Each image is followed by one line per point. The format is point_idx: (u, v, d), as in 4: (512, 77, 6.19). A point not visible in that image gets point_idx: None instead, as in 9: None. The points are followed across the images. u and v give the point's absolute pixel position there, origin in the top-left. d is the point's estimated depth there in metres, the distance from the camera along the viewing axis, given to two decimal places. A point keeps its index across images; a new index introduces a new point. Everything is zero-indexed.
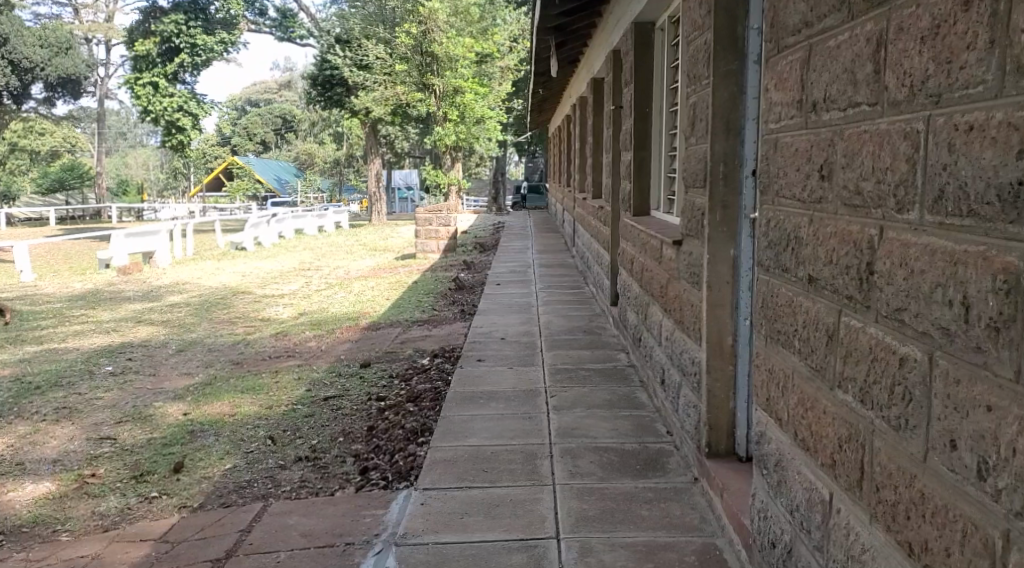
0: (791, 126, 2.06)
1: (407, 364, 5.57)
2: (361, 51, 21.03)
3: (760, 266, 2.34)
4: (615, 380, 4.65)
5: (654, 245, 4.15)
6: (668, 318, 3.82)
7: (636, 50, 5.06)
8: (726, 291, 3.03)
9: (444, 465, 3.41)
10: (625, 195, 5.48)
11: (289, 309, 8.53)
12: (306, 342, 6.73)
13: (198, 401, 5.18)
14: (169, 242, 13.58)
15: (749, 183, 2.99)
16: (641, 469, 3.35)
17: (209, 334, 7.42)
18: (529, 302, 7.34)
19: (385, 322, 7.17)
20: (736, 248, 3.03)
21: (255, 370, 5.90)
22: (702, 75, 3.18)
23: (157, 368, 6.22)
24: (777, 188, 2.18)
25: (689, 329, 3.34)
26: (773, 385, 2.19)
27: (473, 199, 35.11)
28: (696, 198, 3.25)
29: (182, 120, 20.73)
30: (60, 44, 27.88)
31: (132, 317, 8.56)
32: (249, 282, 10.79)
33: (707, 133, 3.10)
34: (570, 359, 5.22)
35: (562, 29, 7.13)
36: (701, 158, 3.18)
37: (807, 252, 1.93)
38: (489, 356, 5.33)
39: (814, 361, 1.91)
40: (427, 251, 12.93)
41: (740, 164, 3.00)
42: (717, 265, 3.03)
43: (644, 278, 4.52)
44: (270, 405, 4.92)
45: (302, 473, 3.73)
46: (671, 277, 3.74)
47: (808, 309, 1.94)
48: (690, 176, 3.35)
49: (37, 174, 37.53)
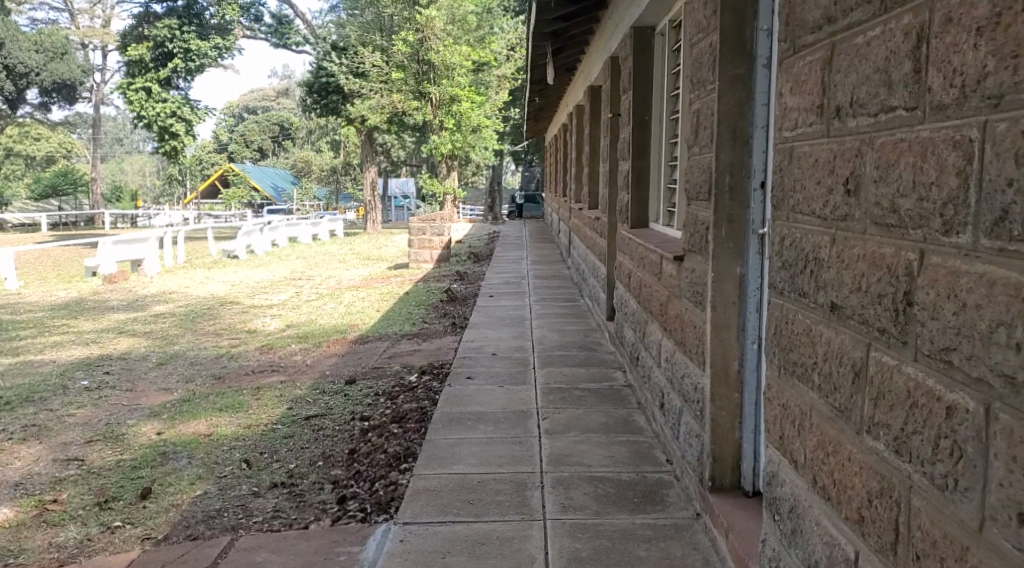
0: (811, 134, 1.85)
1: (394, 380, 5.33)
2: (357, 59, 20.86)
3: (773, 289, 2.13)
4: (611, 401, 4.43)
5: (654, 259, 3.94)
6: (667, 339, 3.60)
7: (635, 56, 4.88)
8: (732, 313, 2.83)
9: (428, 495, 3.18)
10: (623, 207, 5.27)
11: (277, 321, 8.29)
12: (291, 356, 6.49)
13: (173, 420, 4.93)
14: (158, 250, 13.34)
15: (758, 197, 2.78)
16: (639, 502, 3.12)
17: (192, 347, 7.17)
18: (522, 316, 7.12)
19: (374, 335, 6.94)
20: (743, 266, 2.81)
21: (236, 386, 5.66)
22: (706, 80, 2.98)
23: (135, 384, 5.97)
24: (793, 203, 1.97)
25: (691, 352, 3.13)
26: (788, 422, 1.98)
27: (471, 208, 34.93)
28: (700, 211, 3.04)
29: (175, 126, 20.45)
30: (56, 49, 27.53)
31: (114, 328, 8.31)
32: (237, 292, 10.55)
33: (712, 141, 2.90)
34: (564, 378, 4.99)
35: (559, 35, 6.95)
36: (704, 168, 2.98)
37: (830, 275, 1.71)
38: (480, 374, 5.10)
39: (837, 400, 1.69)
40: (420, 261, 12.66)
41: (748, 174, 2.79)
42: (722, 284, 2.83)
43: (643, 294, 4.31)
44: (248, 424, 4.68)
45: (276, 502, 3.50)
46: (671, 295, 3.53)
47: (830, 340, 1.72)
48: (693, 187, 3.13)
49: (30, 180, 37.27)
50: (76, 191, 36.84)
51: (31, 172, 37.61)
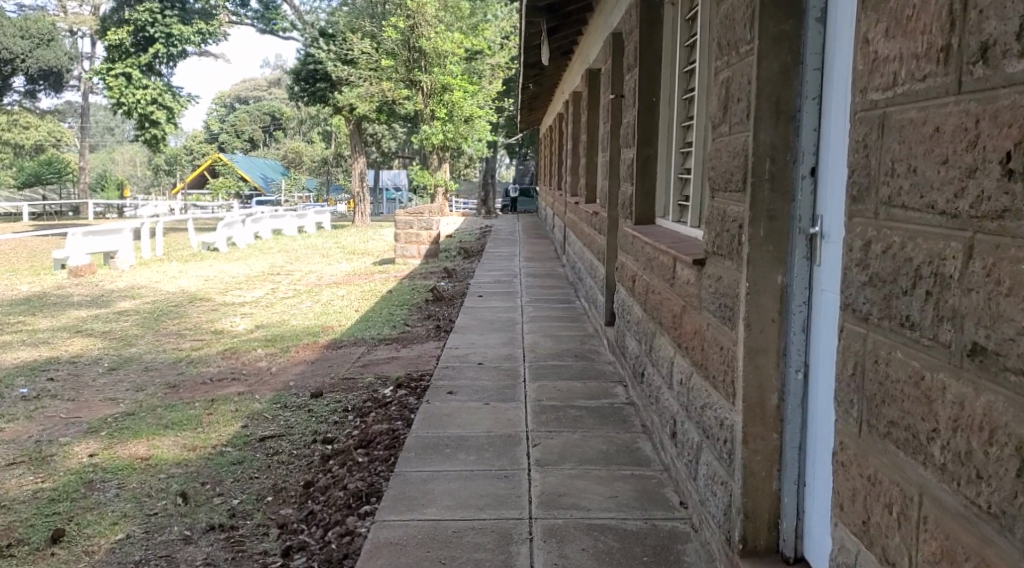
0: (929, 89, 1.27)
1: (366, 394, 4.72)
2: (346, 45, 20.03)
3: (850, 316, 1.54)
4: (612, 423, 3.84)
5: (665, 263, 3.34)
6: (682, 358, 3.01)
7: (644, 28, 4.29)
8: (770, 334, 2.25)
9: (392, 551, 2.59)
10: (625, 200, 4.69)
11: (247, 321, 7.67)
12: (256, 362, 5.85)
13: (111, 438, 4.30)
14: (132, 242, 12.66)
15: (807, 186, 2.19)
16: (650, 563, 2.53)
17: (150, 350, 6.52)
18: (512, 319, 6.53)
19: (349, 339, 6.33)
20: (785, 274, 2.23)
21: (189, 398, 5.05)
22: (739, 41, 2.38)
23: (77, 393, 5.33)
24: (890, 193, 1.39)
25: (713, 379, 2.54)
26: (878, 505, 1.40)
27: (464, 202, 34.27)
28: (728, 206, 2.46)
29: (156, 113, 19.78)
30: (41, 35, 26.67)
31: (70, 326, 7.65)
32: (210, 288, 9.90)
33: (747, 115, 2.31)
34: (558, 394, 4.39)
35: (555, 11, 6.33)
36: (736, 150, 2.39)
37: (971, 300, 1.14)
38: (462, 388, 4.49)
39: (980, 494, 1.12)
40: (407, 256, 12.06)
41: (794, 159, 2.20)
42: (760, 296, 2.25)
43: (649, 301, 3.73)
44: (194, 446, 4.08)
45: (210, 550, 2.92)
46: (687, 307, 2.94)
47: (966, 398, 1.15)
48: (720, 175, 2.54)
49: (14, 168, 36.42)
50: (62, 180, 36.06)
51: (18, 159, 36.81)
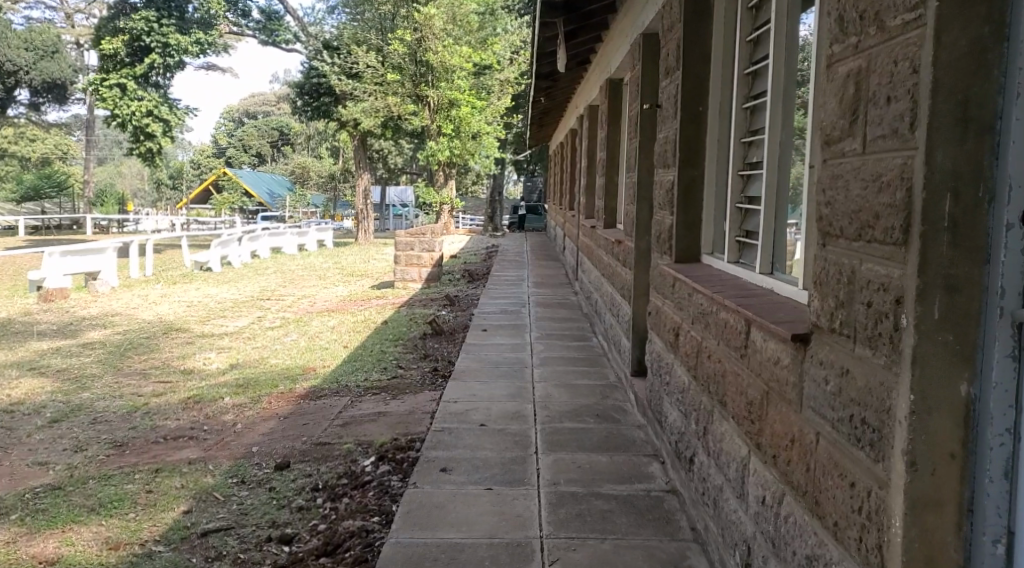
0: None
1: (342, 467, 3.86)
2: (350, 58, 18.90)
3: None
4: (651, 526, 2.98)
5: (731, 325, 2.48)
6: (767, 470, 2.14)
7: (688, 22, 3.43)
8: (946, 479, 1.36)
9: None
10: (661, 232, 3.83)
11: (222, 358, 6.82)
12: (221, 415, 4.99)
13: (19, 526, 3.41)
14: (116, 261, 11.89)
15: (1017, 238, 1.28)
16: None
17: (105, 395, 5.66)
18: (520, 362, 5.66)
19: (331, 387, 5.47)
20: (974, 384, 1.33)
21: (132, 464, 4.18)
22: (888, 8, 1.52)
23: (3, 455, 4.45)
24: None
25: (833, 526, 1.68)
26: None
27: (472, 219, 33.59)
28: (861, 263, 1.61)
29: (151, 126, 19.00)
30: (46, 48, 26.08)
31: (24, 362, 6.78)
32: (189, 315, 9.06)
33: (906, 123, 1.45)
34: (579, 473, 3.53)
35: (575, 10, 5.49)
36: (881, 174, 1.53)
37: None
38: (459, 464, 3.61)
39: None
40: (407, 280, 11.19)
41: (991, 194, 1.30)
42: (932, 416, 1.39)
43: (703, 370, 2.86)
44: (117, 542, 3.21)
45: None
46: (774, 394, 2.10)
47: None
48: (844, 217, 1.69)
49: (16, 181, 35.73)
50: (63, 193, 35.34)
51: (20, 172, 36.20)
